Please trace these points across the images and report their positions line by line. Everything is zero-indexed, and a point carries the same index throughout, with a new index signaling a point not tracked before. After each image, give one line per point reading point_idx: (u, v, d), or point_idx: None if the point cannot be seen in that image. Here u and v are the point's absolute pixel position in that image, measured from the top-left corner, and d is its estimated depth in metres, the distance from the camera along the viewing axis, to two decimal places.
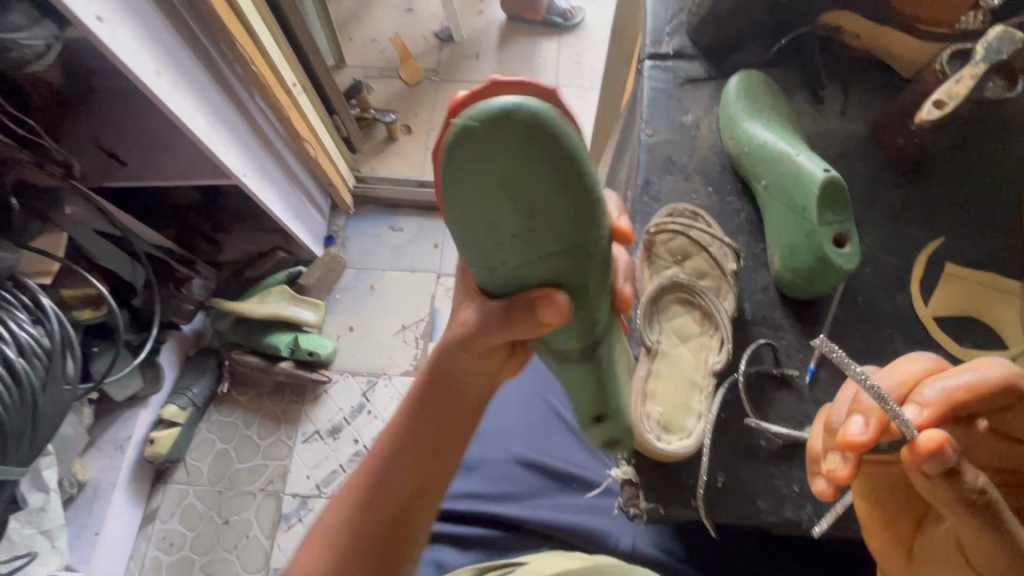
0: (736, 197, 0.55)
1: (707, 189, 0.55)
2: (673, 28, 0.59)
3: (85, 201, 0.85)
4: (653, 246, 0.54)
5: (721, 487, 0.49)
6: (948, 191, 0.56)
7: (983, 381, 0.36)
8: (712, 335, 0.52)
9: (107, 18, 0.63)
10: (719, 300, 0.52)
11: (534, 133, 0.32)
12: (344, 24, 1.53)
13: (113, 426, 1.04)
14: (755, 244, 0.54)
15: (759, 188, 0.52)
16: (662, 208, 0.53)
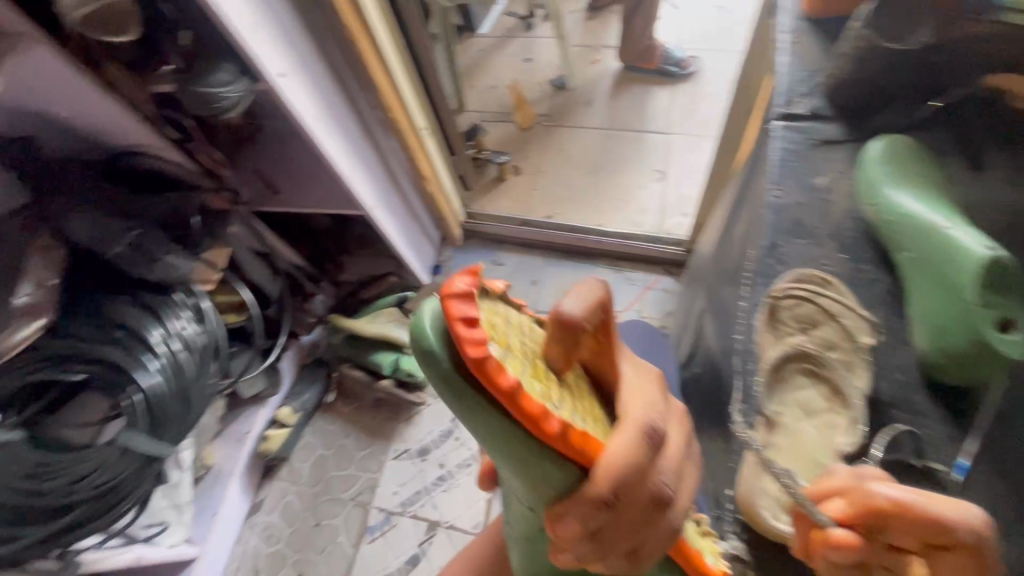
0: (874, 268, 0.52)
1: (839, 257, 0.52)
2: (807, 90, 0.58)
3: (246, 223, 0.99)
4: (776, 311, 0.52)
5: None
6: None
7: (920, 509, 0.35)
8: (841, 413, 0.49)
9: (287, 74, 0.76)
10: (851, 376, 0.49)
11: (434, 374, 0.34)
12: (467, 72, 1.66)
13: (238, 420, 1.16)
14: (895, 319, 0.50)
15: (903, 262, 0.49)
16: (787, 274, 0.52)
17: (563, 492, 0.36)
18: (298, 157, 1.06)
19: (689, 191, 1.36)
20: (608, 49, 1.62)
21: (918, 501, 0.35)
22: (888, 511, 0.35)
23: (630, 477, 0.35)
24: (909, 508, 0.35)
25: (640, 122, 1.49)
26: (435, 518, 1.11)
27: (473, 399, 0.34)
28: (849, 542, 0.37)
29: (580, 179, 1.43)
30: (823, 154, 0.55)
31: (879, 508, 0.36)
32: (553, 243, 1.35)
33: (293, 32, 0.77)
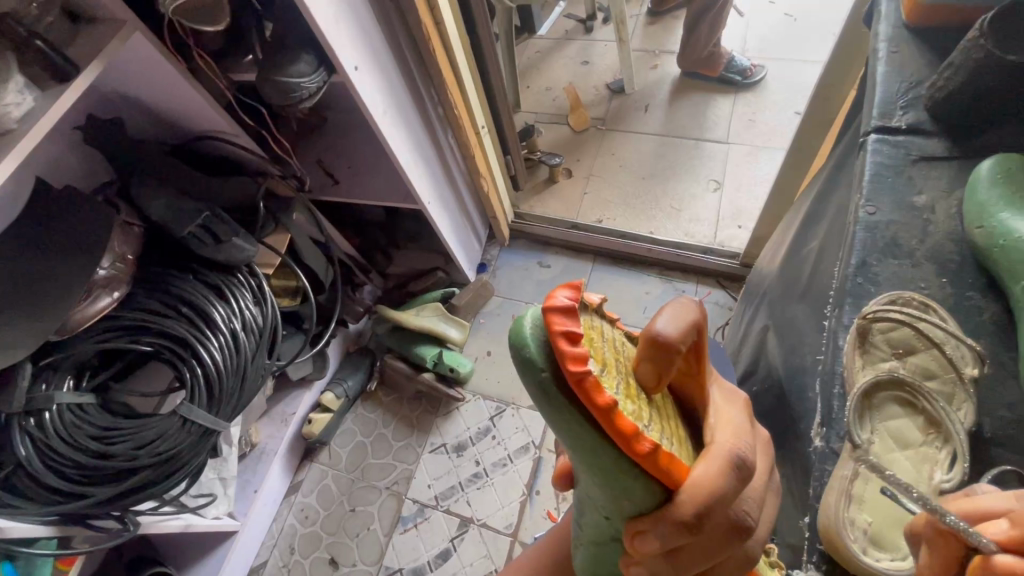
0: (978, 293, 0.46)
1: (940, 280, 0.47)
2: (907, 101, 0.54)
3: (307, 211, 1.02)
4: (867, 333, 0.47)
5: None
6: None
7: None
8: (939, 447, 0.45)
9: (360, 68, 0.77)
10: (952, 410, 0.44)
11: (529, 384, 0.33)
12: (524, 73, 1.67)
13: (283, 401, 1.19)
14: (1001, 348, 0.45)
15: (1014, 291, 0.44)
16: (882, 294, 0.47)
17: (646, 508, 0.36)
18: (358, 150, 1.08)
19: (746, 203, 1.32)
20: (669, 55, 1.60)
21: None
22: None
23: (715, 503, 0.35)
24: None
25: (698, 130, 1.45)
26: (467, 515, 1.12)
27: (569, 415, 0.33)
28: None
29: (633, 186, 1.41)
30: (922, 169, 0.51)
31: None
32: (601, 248, 1.34)
33: (368, 26, 0.78)
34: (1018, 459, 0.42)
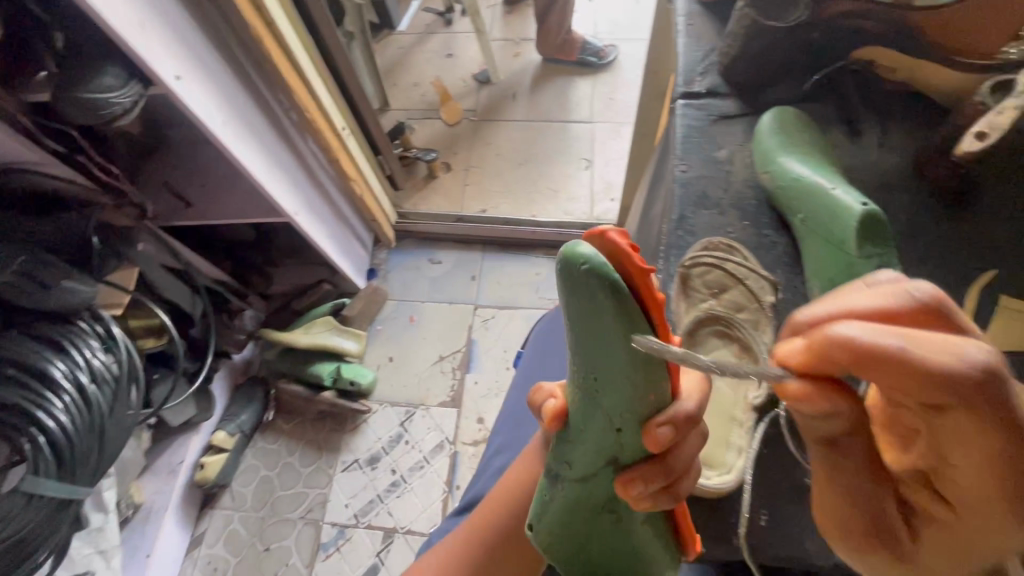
0: (772, 231, 0.53)
1: (743, 223, 0.54)
2: (705, 68, 0.61)
3: (153, 238, 0.93)
4: (687, 280, 0.52)
5: (766, 525, 0.44)
6: (1008, 215, 0.50)
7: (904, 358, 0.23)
8: (753, 369, 0.50)
9: (185, 77, 0.70)
10: (758, 333, 0.50)
11: (584, 288, 0.30)
12: (389, 70, 1.63)
13: (167, 451, 1.09)
14: (793, 276, 0.52)
15: (795, 223, 0.50)
16: (697, 243, 0.52)
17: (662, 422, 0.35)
18: (209, 166, 1.00)
19: (616, 176, 1.40)
20: (528, 42, 1.64)
21: (904, 349, 0.23)
22: (854, 362, 0.25)
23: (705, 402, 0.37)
24: (883, 356, 0.24)
25: (565, 113, 1.51)
26: (391, 526, 1.09)
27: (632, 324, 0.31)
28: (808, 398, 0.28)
29: (511, 173, 1.43)
30: (722, 127, 0.58)
31: (842, 358, 0.25)
32: (489, 237, 1.35)
33: (185, 29, 0.72)
34: None
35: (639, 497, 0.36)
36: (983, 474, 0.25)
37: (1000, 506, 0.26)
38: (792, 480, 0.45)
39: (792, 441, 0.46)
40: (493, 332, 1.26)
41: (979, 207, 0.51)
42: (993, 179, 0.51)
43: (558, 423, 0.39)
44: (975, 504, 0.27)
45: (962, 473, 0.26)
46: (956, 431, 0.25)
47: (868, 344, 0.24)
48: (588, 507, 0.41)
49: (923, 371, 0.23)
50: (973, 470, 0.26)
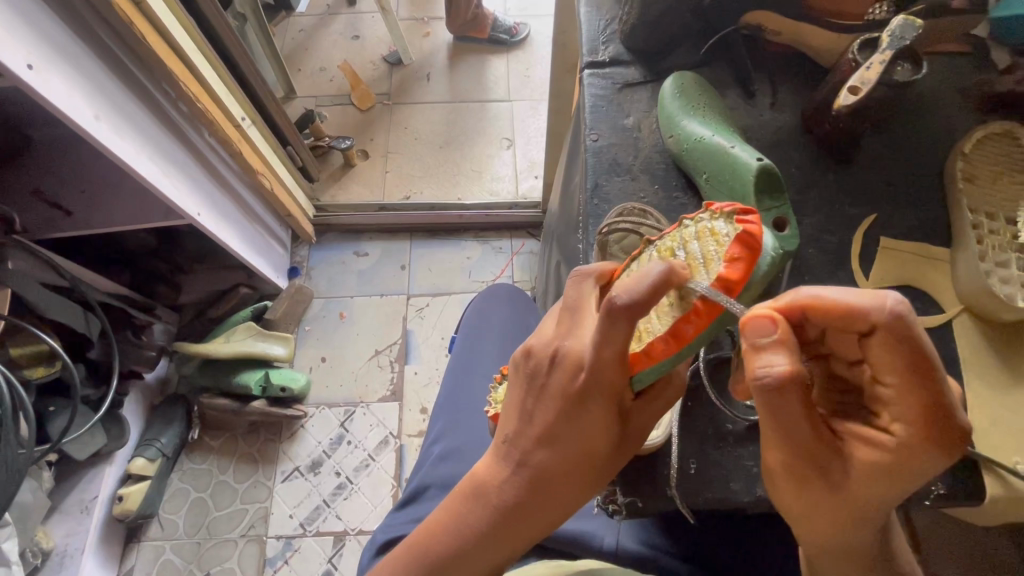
0: (682, 192, 0.54)
1: (653, 187, 0.55)
2: (607, 37, 0.62)
3: (29, 255, 0.83)
4: (605, 247, 0.50)
5: (694, 473, 0.46)
6: (884, 165, 0.55)
7: (844, 301, 0.31)
8: None
9: (38, 66, 0.61)
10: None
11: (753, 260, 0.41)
12: (292, 55, 1.53)
13: (77, 488, 0.98)
14: None
15: (700, 182, 0.53)
16: (610, 210, 0.51)
17: None
18: (87, 168, 0.89)
19: (538, 154, 1.40)
20: (437, 21, 1.59)
21: (845, 295, 0.31)
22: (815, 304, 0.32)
23: None
24: (829, 305, 0.32)
25: (481, 93, 1.49)
26: (340, 529, 1.06)
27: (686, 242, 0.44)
28: (772, 335, 0.32)
29: (432, 156, 1.40)
30: (628, 95, 0.59)
31: (809, 304, 0.33)
32: (416, 224, 1.32)
33: (33, 12, 0.62)
34: None
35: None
36: (915, 393, 0.31)
37: (920, 423, 0.32)
38: (715, 427, 0.48)
39: (711, 390, 0.48)
40: (428, 320, 1.24)
41: (858, 158, 0.55)
42: (869, 133, 0.56)
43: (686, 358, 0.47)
44: (906, 422, 0.32)
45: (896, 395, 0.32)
46: (890, 359, 0.31)
47: (823, 299, 0.32)
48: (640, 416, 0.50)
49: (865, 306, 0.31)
50: (901, 392, 0.32)
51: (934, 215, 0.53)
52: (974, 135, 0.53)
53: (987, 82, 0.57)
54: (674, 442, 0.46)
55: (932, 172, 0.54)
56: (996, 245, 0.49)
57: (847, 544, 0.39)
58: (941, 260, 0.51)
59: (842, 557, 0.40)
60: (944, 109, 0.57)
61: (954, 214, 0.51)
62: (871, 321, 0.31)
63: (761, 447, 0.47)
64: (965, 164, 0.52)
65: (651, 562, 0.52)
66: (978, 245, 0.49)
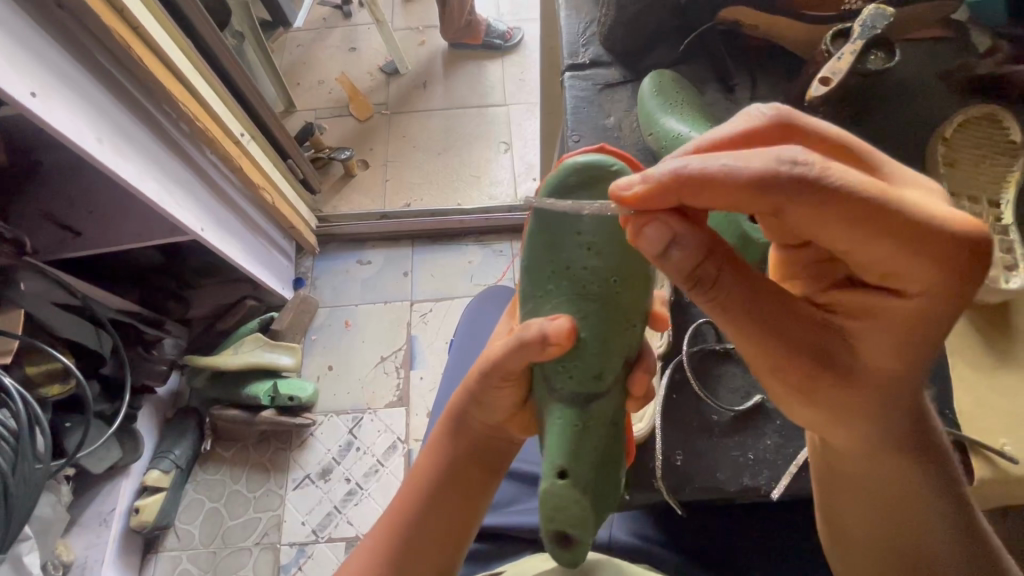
0: None
1: None
2: (587, 40, 0.63)
3: (41, 276, 0.85)
4: None
5: (681, 464, 0.50)
6: None
7: (722, 173, 0.32)
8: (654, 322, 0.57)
9: (41, 93, 0.64)
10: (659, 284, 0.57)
11: (596, 178, 0.50)
12: (290, 70, 1.55)
13: (94, 501, 1.01)
14: None
15: None
16: None
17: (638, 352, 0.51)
18: (94, 190, 0.92)
19: (535, 156, 1.41)
20: (432, 29, 1.60)
21: (724, 166, 0.31)
22: (692, 183, 0.33)
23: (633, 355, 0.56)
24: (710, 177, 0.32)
25: (478, 98, 1.50)
26: (352, 534, 1.07)
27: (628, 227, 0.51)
28: (658, 239, 0.37)
29: (431, 163, 1.41)
30: (608, 95, 0.61)
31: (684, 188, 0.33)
32: (417, 230, 1.33)
33: (34, 41, 0.65)
34: (709, 311, 0.56)
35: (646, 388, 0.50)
36: (874, 243, 0.31)
37: (898, 262, 0.32)
38: (701, 418, 0.52)
39: (695, 381, 0.53)
40: (431, 325, 1.25)
41: None
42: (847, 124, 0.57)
43: (564, 340, 0.47)
44: (892, 265, 0.32)
45: (862, 250, 0.32)
46: (814, 220, 0.31)
47: (701, 175, 0.32)
48: (603, 424, 0.48)
49: (756, 173, 0.31)
50: (857, 241, 0.32)
51: None
52: (955, 120, 0.56)
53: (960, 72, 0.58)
54: (658, 433, 0.50)
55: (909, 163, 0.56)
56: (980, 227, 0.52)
57: (871, 434, 0.40)
58: None
59: (869, 453, 0.41)
60: (914, 102, 0.59)
61: None
62: (756, 186, 0.31)
63: (745, 438, 0.50)
64: (946, 149, 0.55)
65: (649, 553, 0.54)
66: None
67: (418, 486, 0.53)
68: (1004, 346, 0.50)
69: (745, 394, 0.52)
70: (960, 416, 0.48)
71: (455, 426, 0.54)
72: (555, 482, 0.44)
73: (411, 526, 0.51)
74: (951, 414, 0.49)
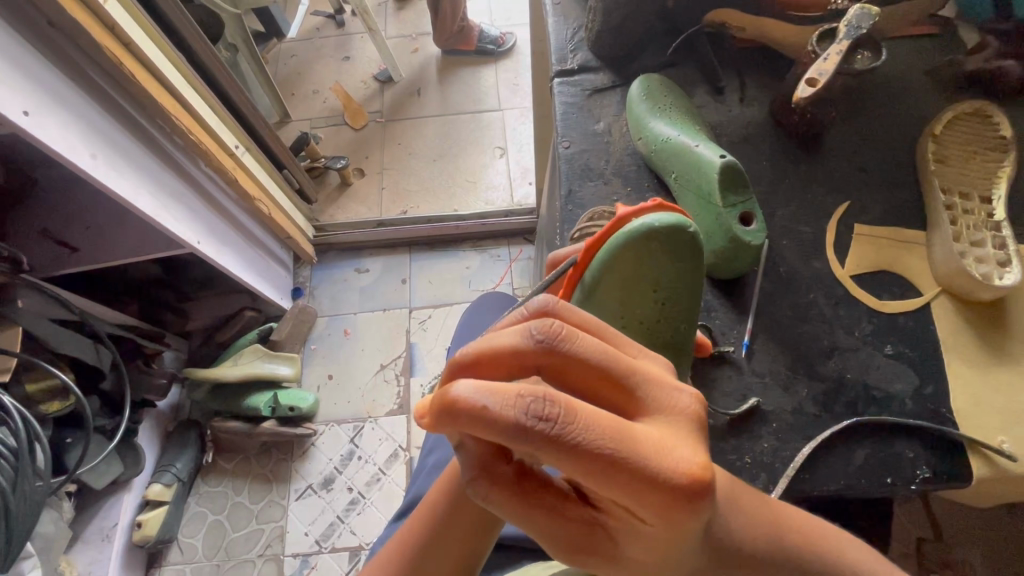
0: (654, 193, 0.56)
1: (626, 189, 0.57)
2: (575, 45, 0.64)
3: (38, 292, 0.85)
4: None
5: None
6: (848, 157, 0.58)
7: (481, 418, 0.23)
8: None
9: (34, 111, 0.64)
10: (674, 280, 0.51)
11: (682, 242, 0.46)
12: (285, 80, 1.56)
13: (97, 516, 1.01)
14: None
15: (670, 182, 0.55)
16: (582, 214, 0.54)
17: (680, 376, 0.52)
18: (91, 205, 0.92)
19: (530, 160, 1.41)
20: (425, 36, 1.61)
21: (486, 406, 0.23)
22: (453, 413, 0.24)
23: None
24: (468, 410, 0.24)
25: (473, 105, 1.50)
26: (355, 544, 1.07)
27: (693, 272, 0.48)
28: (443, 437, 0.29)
29: (427, 170, 1.42)
30: (597, 100, 0.61)
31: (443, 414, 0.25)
32: (414, 237, 1.33)
33: (25, 58, 0.65)
34: None
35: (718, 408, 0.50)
36: (626, 490, 0.24)
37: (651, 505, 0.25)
38: None
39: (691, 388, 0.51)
40: (431, 332, 1.25)
41: (823, 153, 0.58)
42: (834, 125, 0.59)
43: None
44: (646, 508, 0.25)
45: (629, 504, 0.25)
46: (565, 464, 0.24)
47: (463, 407, 0.24)
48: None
49: (510, 426, 0.23)
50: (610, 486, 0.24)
51: (898, 200, 0.56)
52: (943, 117, 0.56)
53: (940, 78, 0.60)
54: None
55: (898, 160, 0.57)
56: (970, 225, 0.52)
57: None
58: (918, 244, 0.54)
59: None
60: (898, 103, 0.60)
61: (927, 198, 0.55)
62: (513, 430, 0.23)
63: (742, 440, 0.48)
64: (935, 146, 0.56)
65: None
66: (952, 226, 0.52)
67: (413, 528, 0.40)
68: (999, 342, 0.50)
69: (740, 397, 0.50)
70: (957, 414, 0.48)
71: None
72: None
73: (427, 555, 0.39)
74: (949, 413, 0.48)
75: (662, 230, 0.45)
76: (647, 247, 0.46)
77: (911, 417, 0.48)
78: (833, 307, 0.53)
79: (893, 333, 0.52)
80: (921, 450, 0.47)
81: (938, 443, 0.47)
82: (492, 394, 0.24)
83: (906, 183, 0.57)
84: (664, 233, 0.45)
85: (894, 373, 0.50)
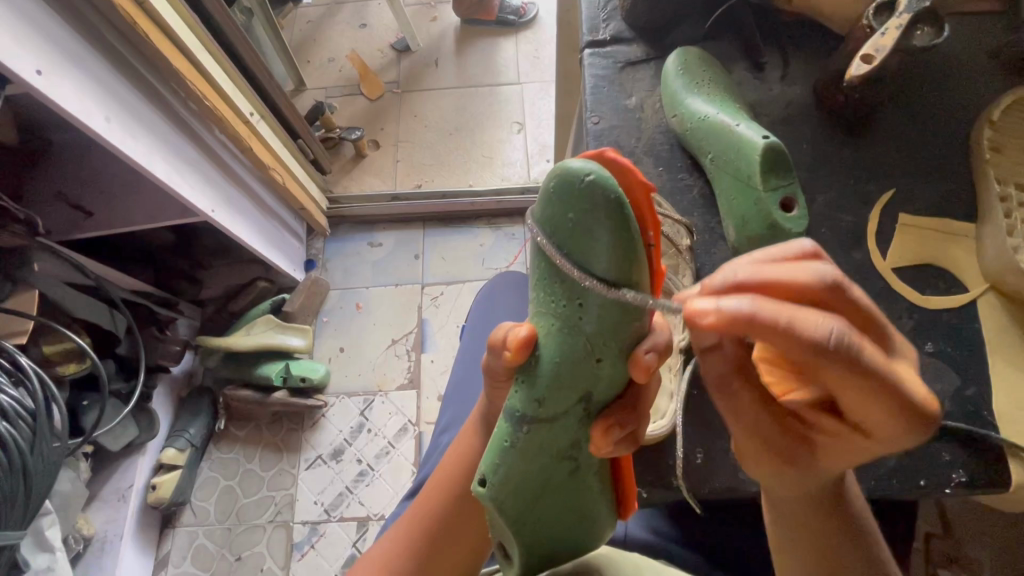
0: (687, 173, 0.54)
1: (657, 169, 0.55)
2: (608, 14, 0.61)
3: (52, 255, 0.85)
4: None
5: (701, 462, 0.48)
6: (893, 142, 0.55)
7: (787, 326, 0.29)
8: None
9: (47, 71, 0.62)
10: (677, 278, 0.51)
11: (589, 202, 0.36)
12: (300, 46, 1.52)
13: (113, 477, 1.03)
14: (710, 218, 0.53)
15: (706, 163, 0.52)
16: None
17: (612, 397, 0.43)
18: (104, 169, 0.91)
19: (549, 137, 1.38)
20: (444, 4, 1.56)
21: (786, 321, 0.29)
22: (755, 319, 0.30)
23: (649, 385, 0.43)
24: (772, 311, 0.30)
25: (491, 77, 1.46)
26: (364, 514, 1.08)
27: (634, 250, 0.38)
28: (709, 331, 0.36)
29: (443, 144, 1.39)
30: (629, 73, 0.58)
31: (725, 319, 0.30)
32: (428, 212, 1.31)
33: (35, 13, 0.62)
34: None
35: (617, 437, 0.41)
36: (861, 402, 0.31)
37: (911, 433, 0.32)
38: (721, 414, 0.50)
39: None
40: (443, 308, 1.25)
41: (866, 137, 0.55)
42: (878, 108, 0.56)
43: (524, 352, 0.42)
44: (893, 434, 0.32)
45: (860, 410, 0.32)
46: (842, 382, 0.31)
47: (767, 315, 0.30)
48: (552, 451, 0.44)
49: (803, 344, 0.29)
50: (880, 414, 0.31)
51: (944, 189, 0.53)
52: (1000, 104, 0.53)
53: (994, 62, 0.57)
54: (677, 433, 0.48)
55: (947, 147, 0.54)
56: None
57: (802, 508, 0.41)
58: (966, 237, 0.52)
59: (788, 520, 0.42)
60: (949, 86, 0.56)
61: (980, 189, 0.52)
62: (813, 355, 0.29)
63: None
64: (991, 133, 0.53)
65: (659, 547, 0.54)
66: (1006, 219, 0.49)
67: (418, 534, 0.51)
68: None
69: None
70: (997, 415, 0.46)
71: (485, 428, 0.52)
72: (476, 489, 0.44)
73: (436, 519, 0.51)
74: (989, 414, 0.47)
75: (581, 189, 0.37)
76: (569, 209, 0.38)
77: (948, 418, 0.47)
78: (870, 299, 0.51)
79: (933, 330, 0.50)
80: (957, 453, 0.46)
81: (973, 445, 0.46)
82: (792, 319, 0.29)
83: (954, 172, 0.54)
84: (584, 196, 0.37)
85: (935, 372, 0.48)
